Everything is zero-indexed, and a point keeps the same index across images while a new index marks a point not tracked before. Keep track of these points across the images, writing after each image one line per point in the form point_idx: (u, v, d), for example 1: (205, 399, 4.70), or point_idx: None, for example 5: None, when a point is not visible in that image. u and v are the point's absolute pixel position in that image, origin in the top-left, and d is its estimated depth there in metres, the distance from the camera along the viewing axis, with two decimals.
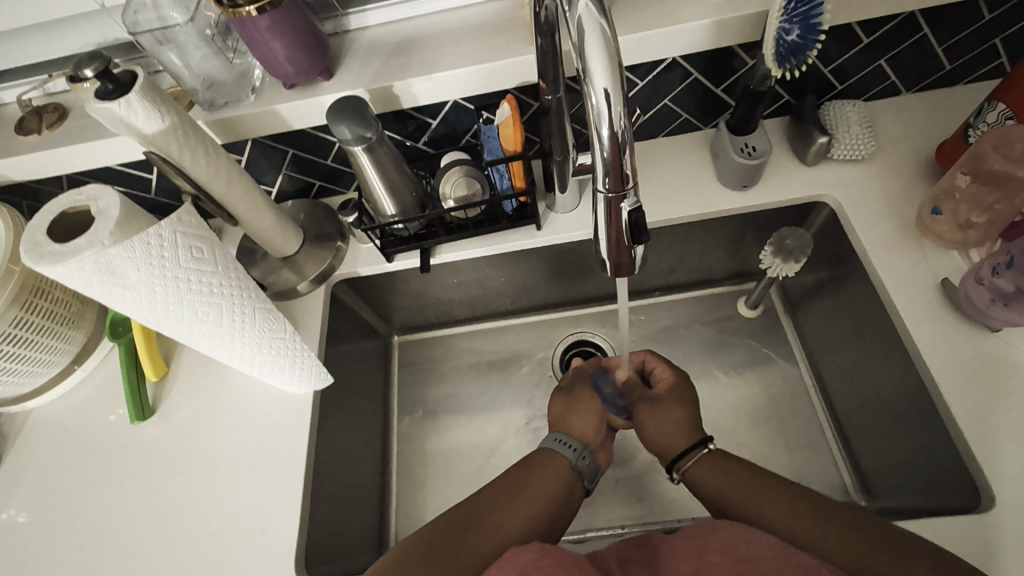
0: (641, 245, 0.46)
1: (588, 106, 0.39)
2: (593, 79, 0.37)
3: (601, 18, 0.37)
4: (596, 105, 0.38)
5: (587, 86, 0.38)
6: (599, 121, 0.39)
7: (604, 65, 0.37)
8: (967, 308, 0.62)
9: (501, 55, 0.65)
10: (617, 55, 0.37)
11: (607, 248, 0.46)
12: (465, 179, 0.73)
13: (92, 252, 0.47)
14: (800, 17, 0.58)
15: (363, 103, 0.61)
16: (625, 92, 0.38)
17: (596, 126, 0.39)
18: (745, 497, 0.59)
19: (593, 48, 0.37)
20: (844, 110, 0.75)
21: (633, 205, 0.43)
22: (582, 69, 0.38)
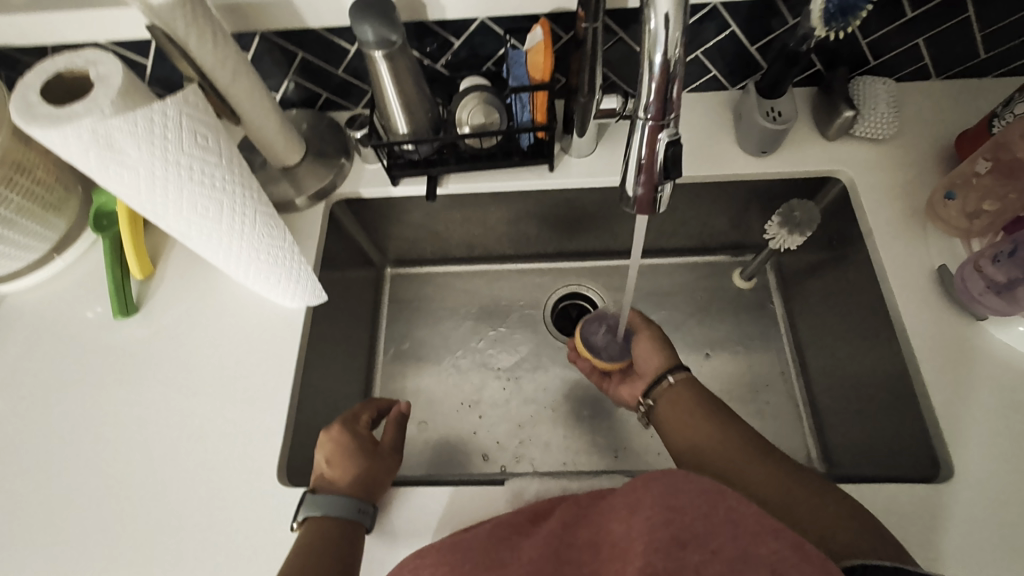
0: (670, 183, 0.45)
1: (645, 30, 0.37)
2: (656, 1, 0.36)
3: None
4: (653, 30, 0.37)
5: (647, 9, 0.37)
6: (654, 47, 0.37)
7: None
8: (959, 294, 0.64)
9: None
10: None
11: (635, 182, 0.46)
12: (484, 106, 0.70)
13: (92, 120, 0.44)
14: None
15: (391, 4, 0.57)
16: (685, 19, 0.37)
17: (649, 51, 0.38)
18: (680, 434, 0.62)
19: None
20: (874, 87, 0.74)
21: (672, 136, 0.42)
22: None
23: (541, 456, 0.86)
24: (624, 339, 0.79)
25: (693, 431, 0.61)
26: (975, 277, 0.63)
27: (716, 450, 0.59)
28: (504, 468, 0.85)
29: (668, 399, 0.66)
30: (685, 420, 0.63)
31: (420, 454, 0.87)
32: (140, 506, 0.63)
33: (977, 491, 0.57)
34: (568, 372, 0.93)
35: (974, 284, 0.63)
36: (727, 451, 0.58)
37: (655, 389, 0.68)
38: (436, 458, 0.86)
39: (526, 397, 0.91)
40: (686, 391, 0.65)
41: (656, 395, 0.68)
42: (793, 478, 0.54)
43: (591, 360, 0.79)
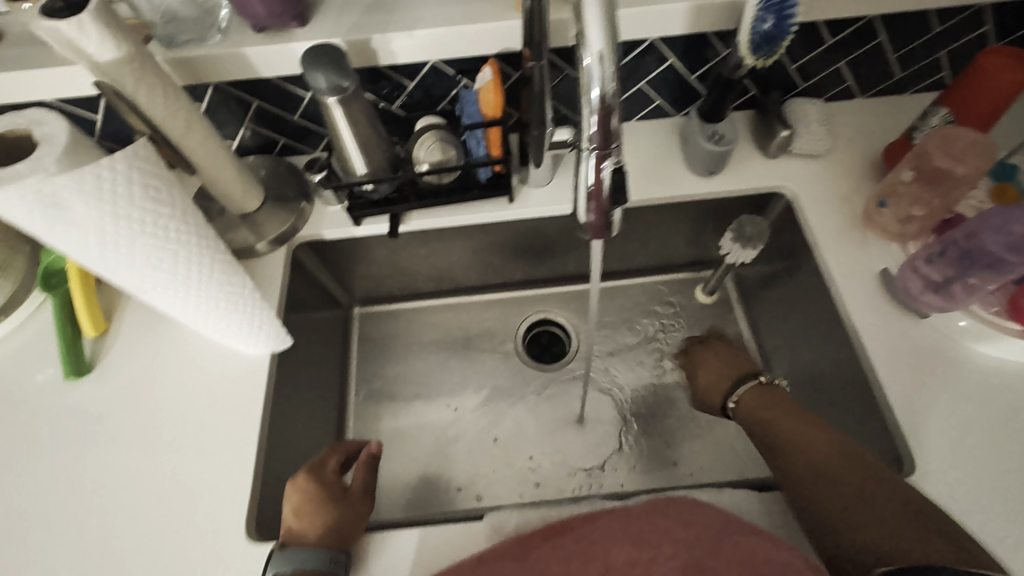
0: (619, 209, 0.48)
1: (581, 67, 0.39)
2: (589, 42, 0.38)
3: None
4: (589, 66, 0.39)
5: (582, 49, 0.39)
6: (591, 83, 0.39)
7: (601, 29, 0.38)
8: (901, 293, 0.68)
9: (486, 18, 0.63)
10: (616, 24, 0.38)
11: (588, 211, 0.48)
12: (440, 144, 0.71)
13: (36, 180, 0.43)
14: (776, 9, 0.61)
15: (341, 52, 0.59)
16: (618, 58, 0.39)
17: (587, 87, 0.40)
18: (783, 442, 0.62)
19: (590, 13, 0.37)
20: (805, 107, 0.79)
21: (615, 165, 0.44)
22: (579, 32, 0.39)
23: (522, 486, 0.85)
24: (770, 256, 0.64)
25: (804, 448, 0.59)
26: (913, 276, 0.66)
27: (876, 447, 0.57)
28: (485, 503, 0.84)
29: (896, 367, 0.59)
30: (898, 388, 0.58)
31: (398, 496, 0.84)
32: None
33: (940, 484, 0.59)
34: (544, 399, 0.93)
35: (914, 281, 0.66)
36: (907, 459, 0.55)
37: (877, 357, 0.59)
38: (414, 499, 0.84)
39: (503, 427, 0.90)
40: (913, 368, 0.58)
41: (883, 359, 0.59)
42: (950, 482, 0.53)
43: None
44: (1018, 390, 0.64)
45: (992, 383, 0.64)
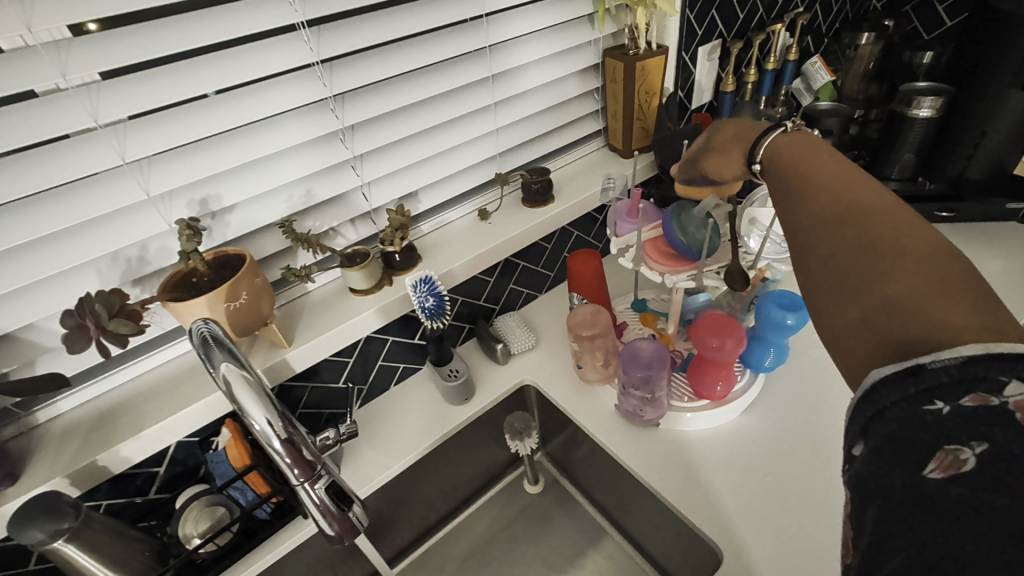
0: (352, 506, 0.65)
1: (256, 430, 0.53)
2: (253, 414, 0.52)
3: (243, 369, 0.52)
4: (262, 428, 0.53)
5: (249, 420, 0.53)
6: (269, 439, 0.54)
7: (255, 402, 0.52)
8: (633, 419, 0.85)
9: (210, 389, 0.71)
10: (265, 392, 0.54)
11: (320, 511, 0.62)
12: (208, 508, 0.73)
13: None
14: (430, 292, 0.82)
15: (58, 495, 0.60)
16: (279, 412, 0.54)
17: (267, 441, 0.54)
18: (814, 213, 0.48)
19: (243, 394, 0.52)
20: (507, 321, 1.03)
21: (326, 481, 0.62)
22: (240, 407, 0.53)
23: None
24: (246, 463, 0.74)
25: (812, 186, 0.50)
26: (631, 403, 0.84)
27: (830, 184, 0.48)
28: None
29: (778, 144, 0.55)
30: (799, 153, 0.53)
31: None
32: None
33: (740, 553, 0.71)
34: None
35: (633, 405, 0.84)
36: (856, 256, 0.44)
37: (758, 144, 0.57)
38: None
39: None
40: (784, 142, 0.55)
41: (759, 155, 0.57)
42: (931, 267, 0.41)
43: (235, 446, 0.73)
44: (745, 443, 0.82)
45: (730, 449, 0.82)
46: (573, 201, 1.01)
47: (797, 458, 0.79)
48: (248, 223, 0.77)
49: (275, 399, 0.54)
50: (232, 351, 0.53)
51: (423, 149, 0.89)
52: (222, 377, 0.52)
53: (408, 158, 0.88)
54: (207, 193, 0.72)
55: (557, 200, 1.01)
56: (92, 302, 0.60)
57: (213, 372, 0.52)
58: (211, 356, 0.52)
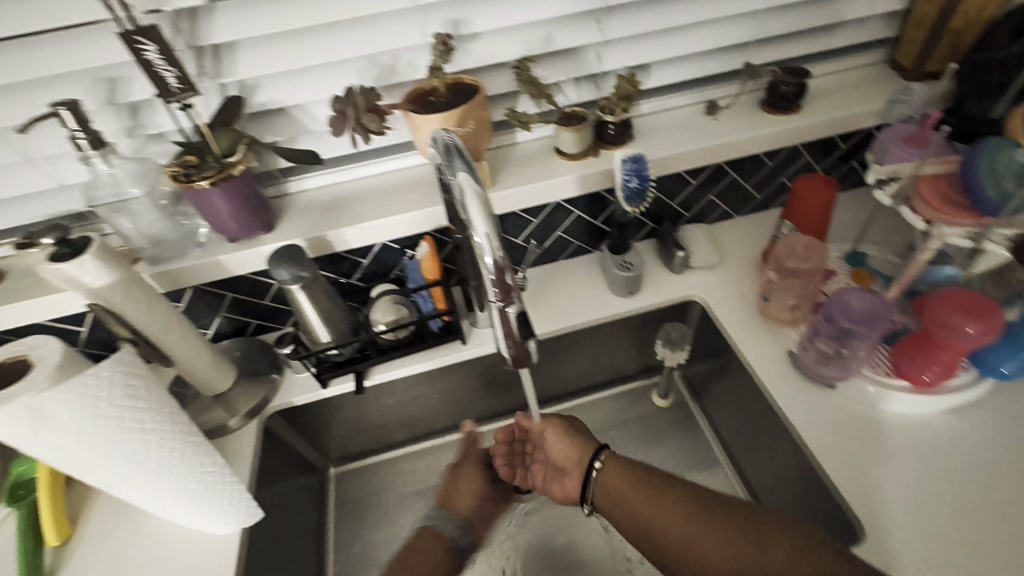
0: (532, 339, 0.55)
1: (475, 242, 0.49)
2: (476, 224, 0.49)
3: (477, 183, 0.49)
4: (480, 241, 0.49)
5: (472, 230, 0.49)
6: (483, 254, 0.49)
7: (481, 215, 0.48)
8: (806, 371, 0.78)
9: (420, 205, 0.79)
10: (492, 207, 0.49)
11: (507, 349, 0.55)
12: (394, 304, 0.82)
13: (28, 397, 0.49)
14: (636, 172, 0.78)
15: (301, 250, 0.72)
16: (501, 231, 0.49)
17: (482, 257, 0.49)
18: (643, 515, 0.63)
19: (471, 203, 0.49)
20: (694, 232, 0.97)
21: (520, 309, 0.53)
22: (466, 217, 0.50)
23: None
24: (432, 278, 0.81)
25: (631, 495, 0.65)
26: (559, 435, 0.74)
27: None
28: None
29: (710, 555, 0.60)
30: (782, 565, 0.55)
31: None
32: None
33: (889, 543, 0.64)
34: None
35: (563, 445, 0.74)
36: None
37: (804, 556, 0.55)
38: None
39: None
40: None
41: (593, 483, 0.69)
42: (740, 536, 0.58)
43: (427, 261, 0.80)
44: (935, 442, 0.71)
45: (910, 439, 0.72)
46: (820, 118, 0.86)
47: (1001, 483, 0.67)
48: (487, 55, 0.77)
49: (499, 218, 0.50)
50: (471, 165, 0.51)
51: (671, 19, 0.81)
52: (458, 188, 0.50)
53: (656, 24, 0.80)
54: (462, 14, 0.73)
55: (800, 113, 0.87)
56: (355, 95, 0.65)
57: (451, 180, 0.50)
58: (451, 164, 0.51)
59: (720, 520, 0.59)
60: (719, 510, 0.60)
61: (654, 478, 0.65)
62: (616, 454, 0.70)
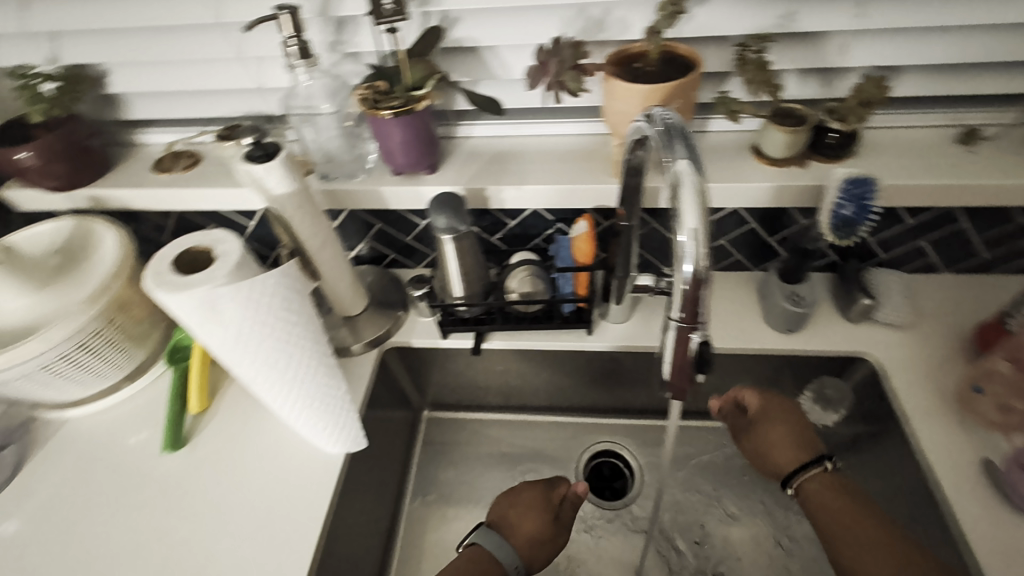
0: (703, 373, 0.47)
1: (675, 242, 0.41)
2: (683, 220, 0.40)
3: (698, 174, 0.40)
4: (684, 242, 0.40)
5: (675, 227, 0.41)
6: (683, 259, 0.41)
7: (694, 213, 0.40)
8: (1010, 495, 0.63)
9: (586, 180, 0.73)
10: (708, 206, 0.40)
11: (670, 371, 0.47)
12: (532, 278, 0.79)
13: (207, 288, 0.51)
14: (854, 199, 0.64)
15: (461, 200, 0.69)
16: (711, 237, 0.40)
17: (679, 263, 0.41)
18: (833, 520, 0.62)
19: (685, 196, 0.40)
20: (889, 280, 0.80)
21: (703, 337, 0.44)
22: (672, 210, 0.42)
23: None
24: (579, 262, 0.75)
25: (841, 513, 0.62)
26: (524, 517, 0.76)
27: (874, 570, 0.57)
28: None
29: (816, 495, 0.65)
30: (841, 512, 0.62)
31: None
32: None
33: None
34: (598, 541, 0.91)
35: (516, 511, 0.76)
36: None
37: (799, 476, 0.67)
38: None
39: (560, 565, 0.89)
40: (833, 490, 0.65)
41: (799, 482, 0.67)
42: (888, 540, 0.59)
43: (582, 243, 0.73)
44: None
45: None
46: None
47: None
48: (712, 25, 0.66)
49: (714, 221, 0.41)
50: (694, 150, 0.42)
51: (959, 17, 0.64)
52: (671, 175, 0.42)
53: (934, 20, 0.64)
54: None
55: None
56: (562, 47, 0.59)
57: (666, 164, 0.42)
58: (669, 145, 0.43)
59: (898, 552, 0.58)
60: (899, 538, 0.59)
61: (868, 504, 0.63)
62: (837, 472, 0.66)
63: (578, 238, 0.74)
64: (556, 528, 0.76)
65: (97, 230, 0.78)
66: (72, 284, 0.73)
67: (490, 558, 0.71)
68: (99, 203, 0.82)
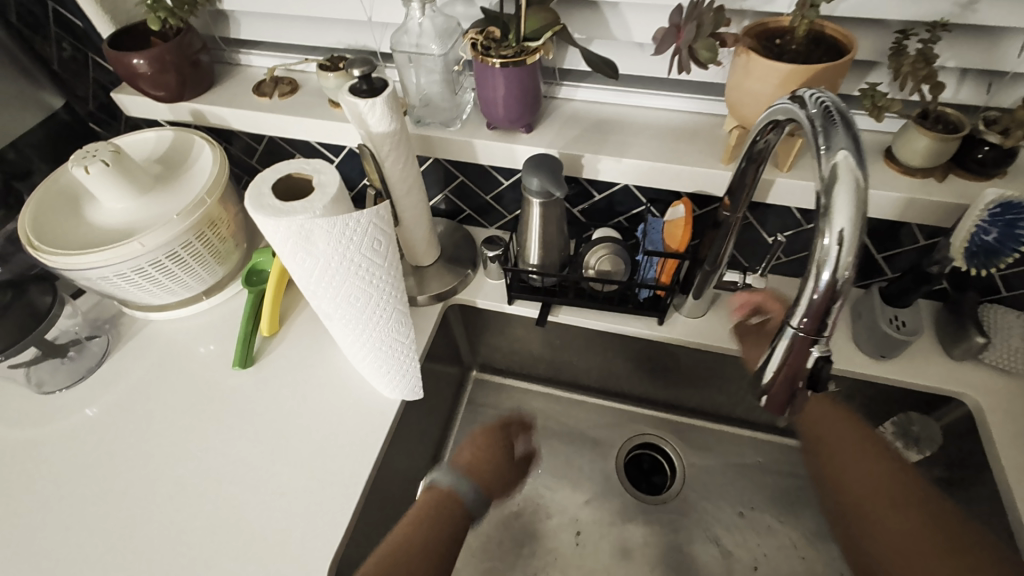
0: (811, 392, 0.44)
1: (817, 244, 0.38)
2: (833, 219, 0.37)
3: (860, 169, 0.36)
4: (827, 245, 0.37)
5: (821, 226, 0.37)
6: (824, 263, 0.37)
7: (848, 212, 0.36)
8: None
9: (692, 161, 0.68)
10: (865, 208, 0.36)
11: (773, 379, 0.44)
12: (613, 257, 0.75)
13: (304, 217, 0.51)
14: (1004, 223, 0.58)
15: (559, 164, 0.65)
16: (861, 243, 0.37)
17: (817, 267, 0.38)
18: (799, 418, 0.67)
19: (840, 193, 0.36)
20: (1006, 318, 0.71)
21: (823, 352, 0.41)
22: (822, 206, 0.38)
23: None
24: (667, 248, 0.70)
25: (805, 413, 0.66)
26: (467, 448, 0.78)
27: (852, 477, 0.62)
28: None
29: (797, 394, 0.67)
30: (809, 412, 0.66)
31: None
32: (191, 538, 0.64)
33: None
34: (629, 529, 0.90)
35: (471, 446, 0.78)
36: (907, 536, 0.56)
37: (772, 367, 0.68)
38: None
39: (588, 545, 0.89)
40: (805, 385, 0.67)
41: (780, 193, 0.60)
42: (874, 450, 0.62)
43: (675, 228, 0.69)
44: None
45: None
46: None
47: None
48: (871, 7, 0.58)
49: (868, 226, 0.37)
50: (857, 142, 0.38)
51: None
52: (825, 168, 0.38)
53: None
54: None
55: None
56: (703, 10, 0.53)
57: (822, 153, 0.38)
58: (827, 132, 0.39)
59: (890, 492, 0.59)
60: (884, 452, 0.62)
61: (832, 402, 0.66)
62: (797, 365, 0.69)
63: (674, 223, 0.69)
64: (504, 465, 0.78)
65: (196, 144, 0.80)
66: (170, 193, 0.76)
67: (450, 499, 0.71)
68: (199, 118, 0.83)
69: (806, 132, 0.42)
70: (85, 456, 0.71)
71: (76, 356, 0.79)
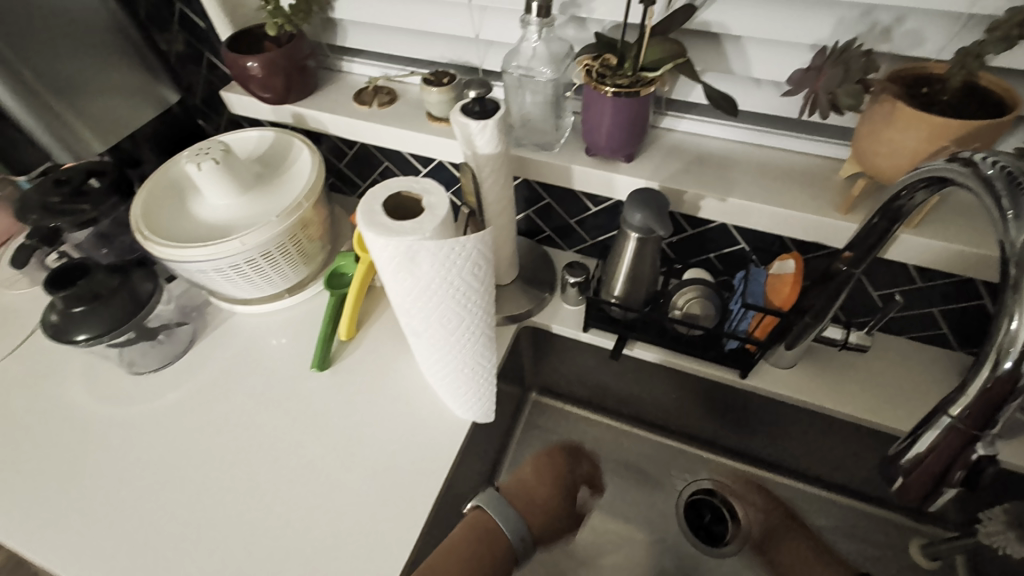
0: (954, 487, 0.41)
1: (1000, 327, 0.34)
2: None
3: None
4: (1014, 330, 0.34)
5: (1010, 306, 0.34)
6: (1006, 350, 0.34)
7: None
8: None
9: (805, 207, 0.64)
10: None
11: (915, 460, 0.42)
12: (703, 301, 0.71)
13: (414, 238, 0.51)
14: None
15: (662, 200, 0.63)
16: None
17: (997, 354, 0.35)
18: None
19: None
20: None
21: (984, 450, 0.38)
22: (1011, 282, 0.34)
23: None
24: (767, 303, 0.68)
25: None
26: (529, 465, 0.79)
27: None
28: None
29: None
30: None
31: None
32: (253, 540, 0.64)
33: None
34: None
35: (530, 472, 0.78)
36: None
37: None
38: None
39: None
40: None
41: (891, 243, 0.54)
42: None
43: (782, 284, 0.66)
44: None
45: None
46: None
47: None
48: None
49: None
50: None
51: None
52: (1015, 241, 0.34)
53: None
54: None
55: None
56: (851, 54, 0.50)
57: (1010, 222, 0.35)
58: (1015, 198, 0.35)
59: None
60: None
61: None
62: None
63: (781, 278, 0.67)
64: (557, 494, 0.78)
65: (296, 145, 0.82)
66: (269, 193, 0.78)
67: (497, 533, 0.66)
68: (300, 121, 0.86)
69: (980, 194, 0.38)
70: (167, 440, 0.73)
71: (166, 340, 0.82)
